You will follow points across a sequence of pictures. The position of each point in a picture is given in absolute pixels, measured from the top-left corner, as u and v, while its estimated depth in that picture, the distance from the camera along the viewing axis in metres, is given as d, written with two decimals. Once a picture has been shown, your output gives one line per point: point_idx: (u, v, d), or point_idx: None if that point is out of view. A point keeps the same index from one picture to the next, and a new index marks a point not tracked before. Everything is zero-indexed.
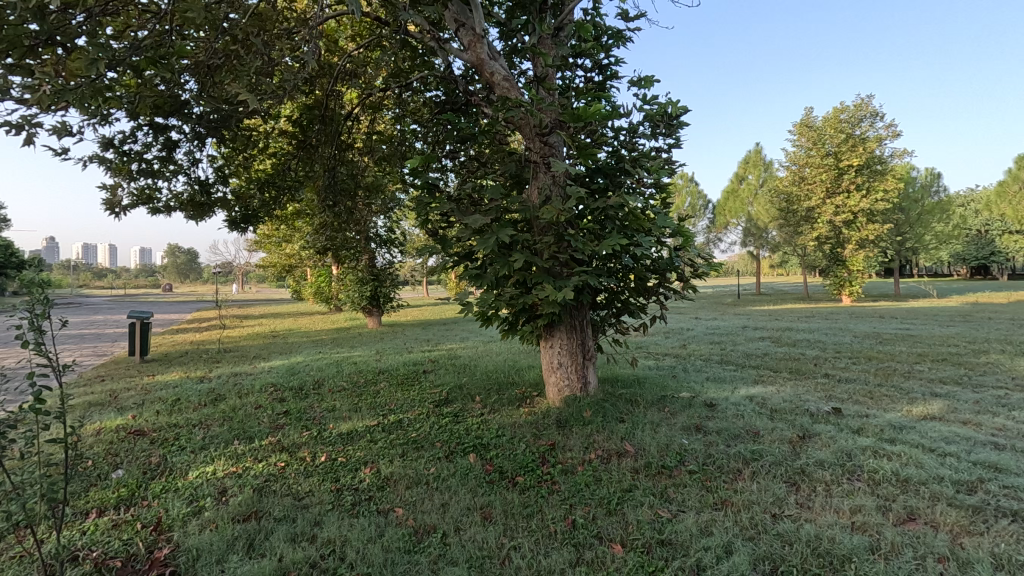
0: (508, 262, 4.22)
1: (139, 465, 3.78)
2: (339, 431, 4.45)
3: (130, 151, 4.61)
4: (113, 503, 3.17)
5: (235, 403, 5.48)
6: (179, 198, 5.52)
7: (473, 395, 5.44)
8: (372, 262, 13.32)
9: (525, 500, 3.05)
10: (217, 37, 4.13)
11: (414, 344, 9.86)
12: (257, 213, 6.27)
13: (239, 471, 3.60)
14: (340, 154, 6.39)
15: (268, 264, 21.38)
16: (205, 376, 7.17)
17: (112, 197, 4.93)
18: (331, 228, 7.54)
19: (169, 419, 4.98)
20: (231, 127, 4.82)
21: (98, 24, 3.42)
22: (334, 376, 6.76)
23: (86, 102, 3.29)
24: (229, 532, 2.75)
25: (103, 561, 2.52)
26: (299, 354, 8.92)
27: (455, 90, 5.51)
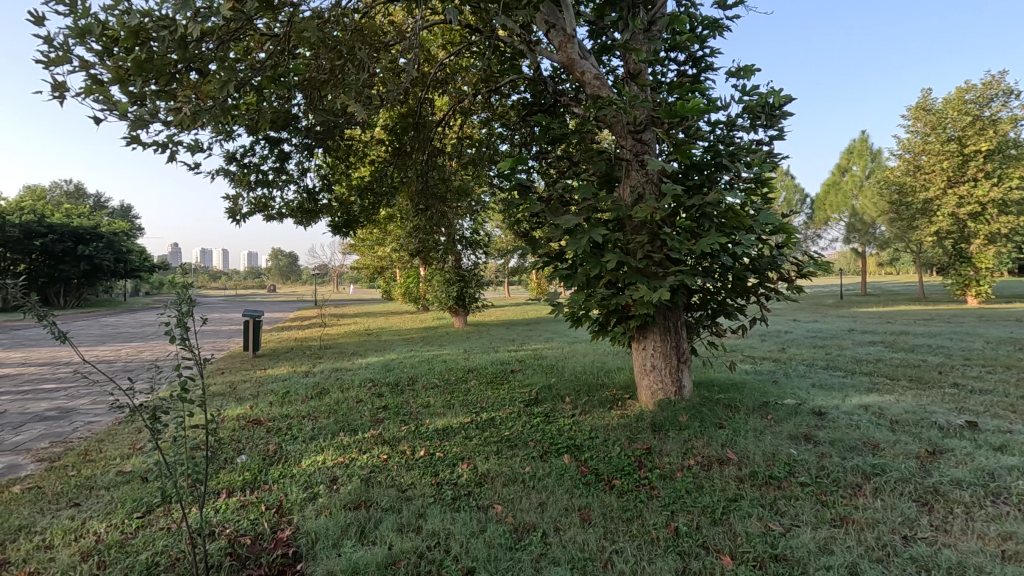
0: (601, 263, 4.17)
1: (259, 452, 4.12)
2: (434, 427, 4.61)
3: (249, 164, 5.03)
4: (240, 485, 3.48)
5: (338, 397, 5.83)
6: (289, 206, 5.96)
7: (562, 395, 5.44)
8: (458, 263, 13.69)
9: (624, 504, 2.99)
10: (325, 53, 4.41)
11: (500, 344, 9.99)
12: (357, 218, 6.63)
13: (346, 461, 3.83)
14: (432, 159, 6.62)
15: (361, 265, 22.60)
16: (310, 371, 7.70)
17: (234, 206, 5.40)
18: (423, 230, 7.83)
19: (282, 410, 5.40)
20: (334, 137, 5.13)
21: (227, 50, 3.76)
22: (426, 374, 7.01)
23: (217, 121, 3.63)
24: (342, 519, 2.92)
25: (235, 538, 2.78)
26: (393, 352, 9.32)
27: (543, 92, 5.53)
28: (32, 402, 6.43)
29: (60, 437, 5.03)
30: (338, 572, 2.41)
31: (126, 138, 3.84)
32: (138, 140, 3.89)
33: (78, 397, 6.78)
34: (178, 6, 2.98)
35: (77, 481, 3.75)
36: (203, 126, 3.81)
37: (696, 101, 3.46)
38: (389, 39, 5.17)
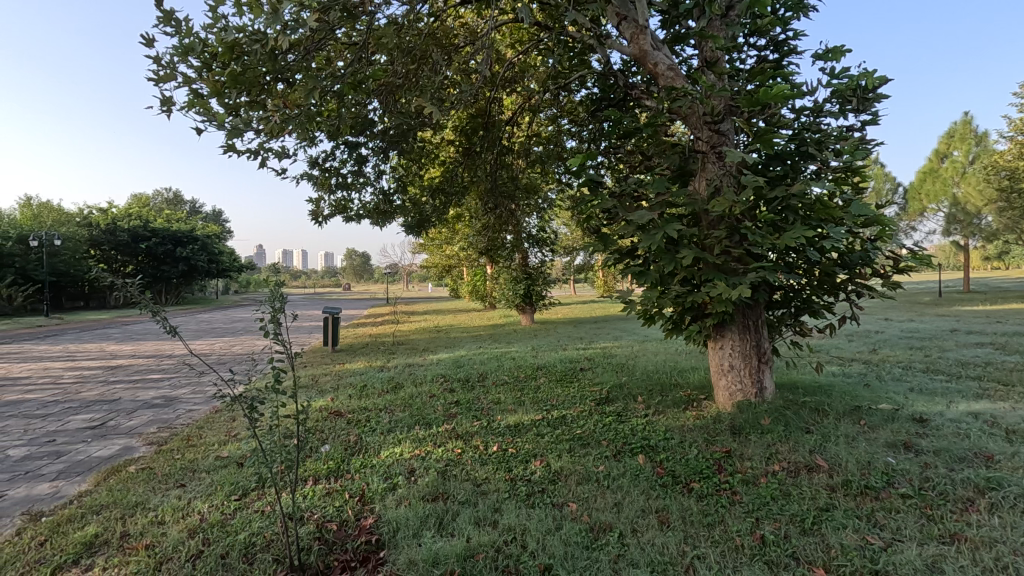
0: (676, 259, 4.05)
1: (341, 442, 4.32)
2: (506, 423, 4.65)
3: (330, 168, 5.27)
4: (325, 473, 3.67)
5: (412, 391, 6.02)
6: (366, 207, 6.20)
7: (634, 395, 5.33)
8: (525, 261, 13.74)
9: (705, 508, 2.89)
10: (401, 58, 4.54)
11: (568, 342, 9.94)
12: (429, 218, 6.81)
13: (422, 454, 3.95)
14: (501, 159, 6.68)
15: (431, 264, 23.20)
16: (385, 366, 7.99)
17: (316, 208, 5.68)
18: (491, 229, 7.91)
19: (361, 403, 5.64)
20: (408, 139, 5.27)
21: (310, 60, 3.96)
22: (497, 370, 7.09)
23: (302, 128, 3.83)
24: (421, 509, 3.00)
25: (323, 523, 2.92)
26: (463, 348, 9.51)
27: (614, 85, 5.43)
28: (142, 391, 7.08)
29: (166, 423, 5.52)
30: (419, 561, 2.49)
31: (223, 147, 4.13)
32: (233, 148, 4.18)
33: (180, 386, 7.40)
34: (269, 21, 3.17)
35: (182, 464, 4.08)
36: (289, 133, 4.03)
37: (780, 87, 3.28)
38: (460, 41, 5.26)
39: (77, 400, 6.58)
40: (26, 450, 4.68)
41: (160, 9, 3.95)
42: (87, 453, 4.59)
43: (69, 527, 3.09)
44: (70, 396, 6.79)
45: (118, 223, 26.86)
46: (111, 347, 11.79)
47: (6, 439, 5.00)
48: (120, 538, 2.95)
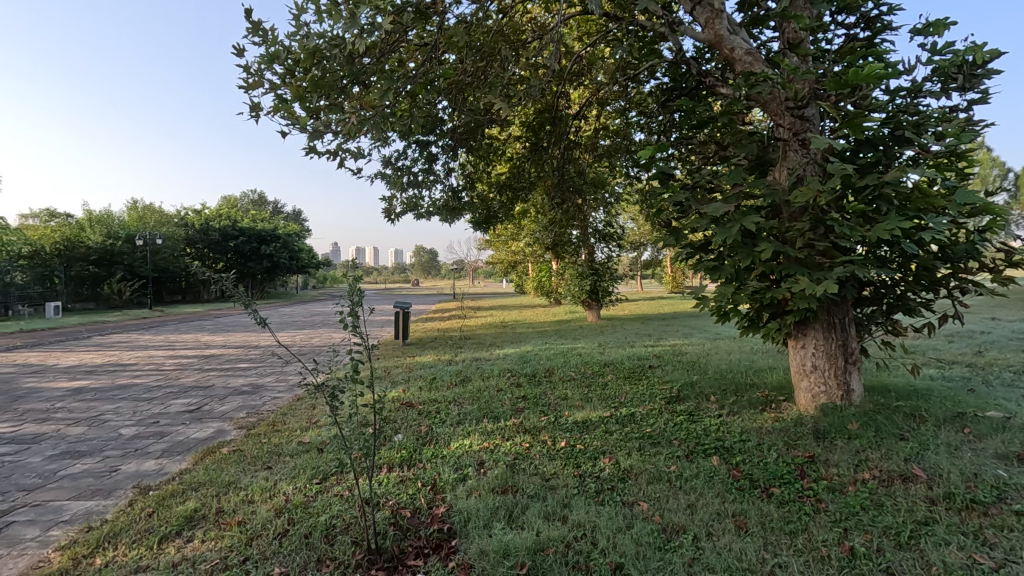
0: (754, 253, 3.85)
1: (413, 432, 4.45)
2: (573, 419, 4.63)
3: (402, 167, 5.42)
4: (399, 462, 3.80)
5: (480, 385, 6.11)
6: (436, 204, 6.35)
7: (707, 394, 5.14)
8: (591, 257, 13.61)
9: (786, 515, 2.74)
10: (470, 56, 4.60)
11: (636, 338, 9.74)
12: (497, 214, 6.87)
13: (490, 447, 4.00)
14: (568, 153, 6.63)
15: (497, 260, 23.50)
16: (453, 359, 8.17)
17: (389, 206, 5.88)
18: (558, 224, 7.89)
19: (431, 395, 5.80)
20: (476, 136, 5.34)
21: (384, 62, 4.08)
22: (563, 366, 7.08)
23: (377, 128, 3.96)
24: (492, 501, 3.05)
25: (397, 510, 3.03)
26: (529, 344, 9.55)
27: (687, 73, 5.24)
28: (232, 379, 7.63)
29: (254, 409, 5.92)
30: (490, 552, 2.53)
31: (305, 149, 4.38)
32: (314, 150, 4.41)
33: (265, 375, 7.90)
34: (346, 26, 3.31)
35: (269, 447, 4.36)
36: (365, 134, 4.19)
37: (873, 67, 3.04)
38: (526, 37, 5.26)
39: (177, 385, 7.19)
40: (135, 429, 5.16)
41: (249, 21, 4.23)
42: (186, 434, 5.01)
43: (173, 501, 3.38)
44: (171, 381, 7.43)
45: (210, 223, 29.08)
46: (205, 337, 12.81)
47: (119, 419, 5.54)
48: (216, 514, 3.20)
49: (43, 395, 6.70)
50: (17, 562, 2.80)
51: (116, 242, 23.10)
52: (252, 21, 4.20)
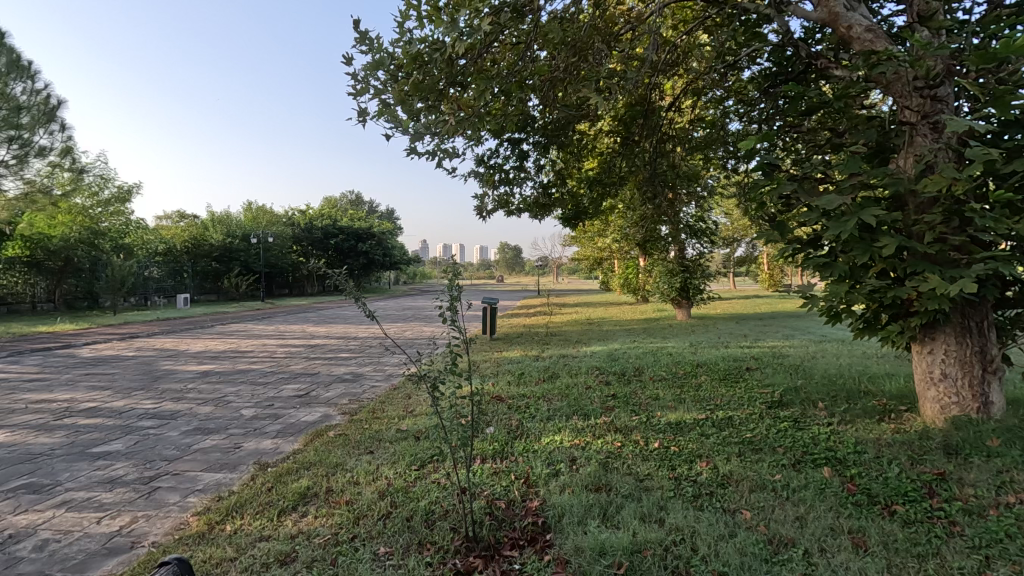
0: (874, 248, 3.52)
1: (504, 425, 4.53)
2: (666, 420, 4.50)
3: (495, 164, 5.51)
4: (491, 454, 3.88)
5: (569, 382, 6.11)
6: (527, 201, 6.41)
7: (814, 400, 4.79)
8: (682, 253, 13.14)
9: (913, 536, 2.50)
10: (564, 52, 4.58)
11: (730, 339, 9.29)
12: (586, 210, 6.82)
13: (582, 444, 3.98)
14: (660, 146, 6.42)
15: (583, 256, 23.37)
16: (540, 355, 8.22)
17: (481, 203, 6.00)
18: (649, 220, 7.68)
19: (520, 389, 5.87)
20: (567, 132, 5.31)
21: (480, 62, 4.16)
22: (653, 365, 6.89)
23: (471, 127, 4.06)
24: (585, 498, 3.04)
25: (492, 500, 3.10)
26: (617, 342, 9.39)
27: (795, 56, 4.89)
28: (335, 367, 8.17)
29: (355, 396, 6.30)
30: (586, 549, 2.52)
31: (407, 150, 4.59)
32: (415, 150, 4.63)
33: (364, 365, 8.39)
34: (447, 30, 3.42)
35: (371, 433, 4.62)
36: (461, 134, 4.31)
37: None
38: (620, 30, 5.16)
39: (288, 371, 7.82)
40: (254, 411, 5.67)
41: (357, 31, 4.52)
42: (297, 417, 5.44)
43: (288, 478, 3.68)
44: (283, 368, 8.09)
45: (314, 223, 31.31)
46: (310, 328, 13.80)
47: (240, 401, 6.12)
48: (326, 492, 3.44)
49: (178, 376, 7.55)
50: (163, 523, 3.18)
51: (234, 240, 25.48)
52: (360, 31, 4.46)
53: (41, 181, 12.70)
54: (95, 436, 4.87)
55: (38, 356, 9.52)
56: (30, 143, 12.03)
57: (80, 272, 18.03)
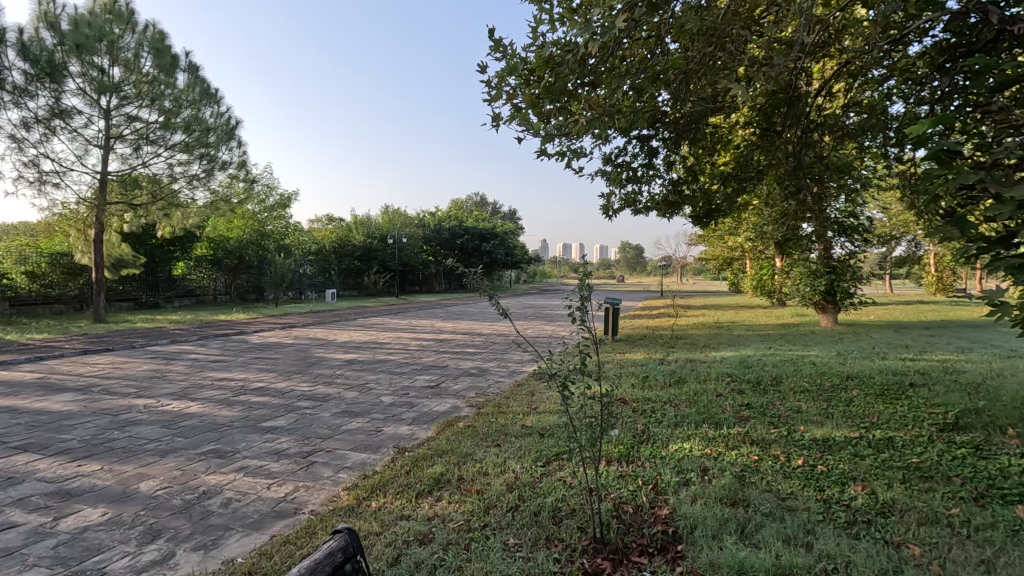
0: None
1: (629, 429, 4.44)
2: (810, 436, 4.11)
3: (622, 163, 5.41)
4: (617, 456, 3.83)
5: (697, 388, 5.82)
6: (654, 199, 6.22)
7: (1002, 426, 4.08)
8: (827, 253, 11.92)
9: None
10: (699, 42, 4.37)
11: (888, 350, 8.22)
12: (719, 208, 6.44)
13: (714, 455, 3.78)
14: (806, 136, 5.86)
15: (711, 256, 22.16)
16: (665, 359, 7.93)
17: (607, 203, 5.92)
18: (789, 217, 7.06)
19: (645, 393, 5.72)
20: (700, 126, 5.06)
21: (609, 60, 4.12)
22: (793, 375, 6.32)
23: (598, 127, 4.03)
24: (720, 512, 2.88)
25: (620, 503, 3.05)
26: (750, 348, 8.75)
27: (981, 23, 4.20)
28: (462, 361, 8.58)
29: (481, 390, 6.57)
30: (723, 566, 2.40)
31: (538, 152, 4.68)
32: (545, 151, 4.72)
33: (488, 360, 8.71)
34: (580, 32, 3.43)
35: (497, 427, 4.79)
36: (590, 134, 4.31)
37: None
38: (761, 14, 4.80)
39: (420, 364, 8.36)
40: (392, 398, 6.16)
41: (491, 40, 4.72)
42: (430, 406, 5.80)
43: (424, 463, 3.94)
44: (416, 360, 8.67)
45: (442, 224, 33.16)
46: (439, 323, 14.62)
47: (380, 388, 6.67)
48: (457, 480, 3.62)
49: (327, 363, 8.41)
50: (320, 494, 3.56)
51: (373, 240, 27.75)
52: (493, 39, 4.65)
53: (222, 191, 14.86)
54: (263, 412, 5.60)
55: (220, 340, 11.15)
56: (216, 158, 14.13)
57: (250, 268, 20.80)
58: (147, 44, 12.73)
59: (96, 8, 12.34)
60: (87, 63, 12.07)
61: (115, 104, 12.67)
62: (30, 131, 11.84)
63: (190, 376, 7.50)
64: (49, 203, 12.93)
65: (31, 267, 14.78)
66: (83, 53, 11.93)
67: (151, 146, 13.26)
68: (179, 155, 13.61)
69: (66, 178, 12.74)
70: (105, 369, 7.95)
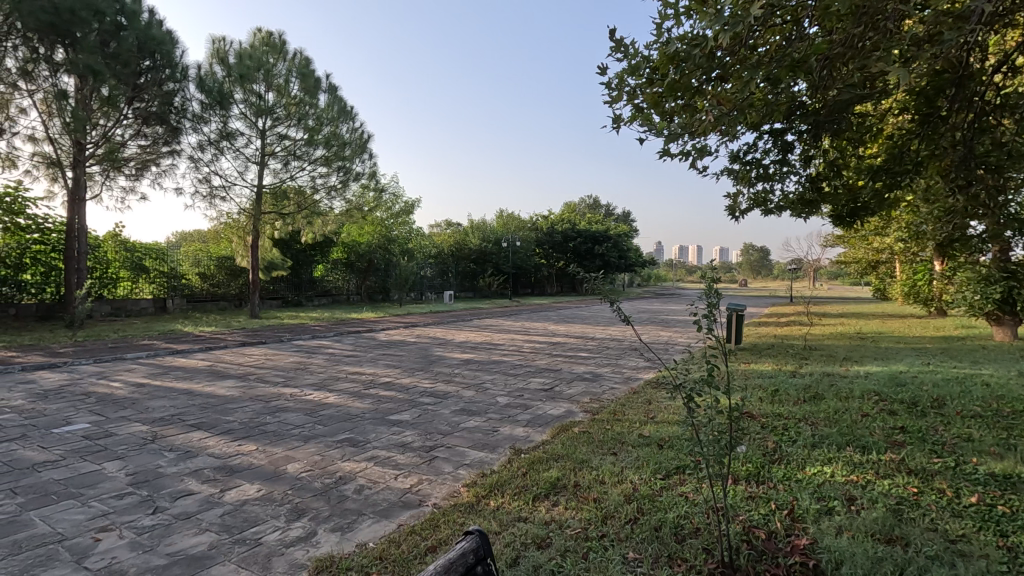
0: None
1: (759, 446, 4.13)
2: (985, 470, 3.52)
3: (752, 160, 5.04)
4: (745, 475, 3.57)
5: (837, 406, 5.25)
6: (789, 198, 5.75)
7: None
8: (1003, 255, 10.20)
9: None
10: (845, 24, 3.95)
11: None
12: (867, 206, 5.77)
13: (861, 483, 3.38)
14: (980, 120, 5.06)
15: (852, 258, 19.96)
16: (798, 371, 7.27)
17: (733, 203, 5.56)
18: (956, 215, 6.12)
19: (774, 408, 5.28)
20: (846, 117, 4.56)
21: (739, 51, 3.86)
22: (960, 397, 5.46)
23: (726, 122, 3.79)
24: (872, 549, 2.56)
25: (750, 527, 2.83)
26: (902, 363, 7.72)
27: None
28: (576, 365, 8.54)
29: (596, 396, 6.48)
30: None
31: (660, 151, 4.54)
32: (667, 151, 4.58)
33: (603, 365, 8.58)
34: (710, 23, 3.24)
35: (613, 434, 4.68)
36: (716, 131, 4.07)
37: None
38: None
39: (534, 366, 8.45)
40: (507, 399, 6.29)
41: (612, 40, 4.66)
42: (545, 409, 5.84)
43: (541, 466, 3.96)
44: (530, 362, 8.78)
45: (555, 227, 33.38)
46: (552, 326, 14.70)
47: (496, 389, 6.85)
48: (574, 486, 3.59)
49: (447, 362, 8.81)
50: (441, 489, 3.71)
51: (488, 243, 28.67)
52: (614, 39, 4.57)
53: (355, 201, 16.11)
54: (390, 406, 5.99)
55: (352, 337, 12.16)
56: (351, 170, 15.42)
57: (378, 270, 22.43)
58: (295, 69, 14.25)
59: (256, 42, 14.10)
60: (248, 91, 13.81)
61: (269, 126, 14.36)
62: (204, 152, 13.78)
63: (327, 369, 8.25)
64: (217, 213, 14.94)
65: (203, 269, 17.22)
66: (245, 82, 13.70)
67: (298, 161, 14.83)
68: (320, 168, 15.06)
69: (230, 192, 14.64)
70: (259, 359, 9.02)
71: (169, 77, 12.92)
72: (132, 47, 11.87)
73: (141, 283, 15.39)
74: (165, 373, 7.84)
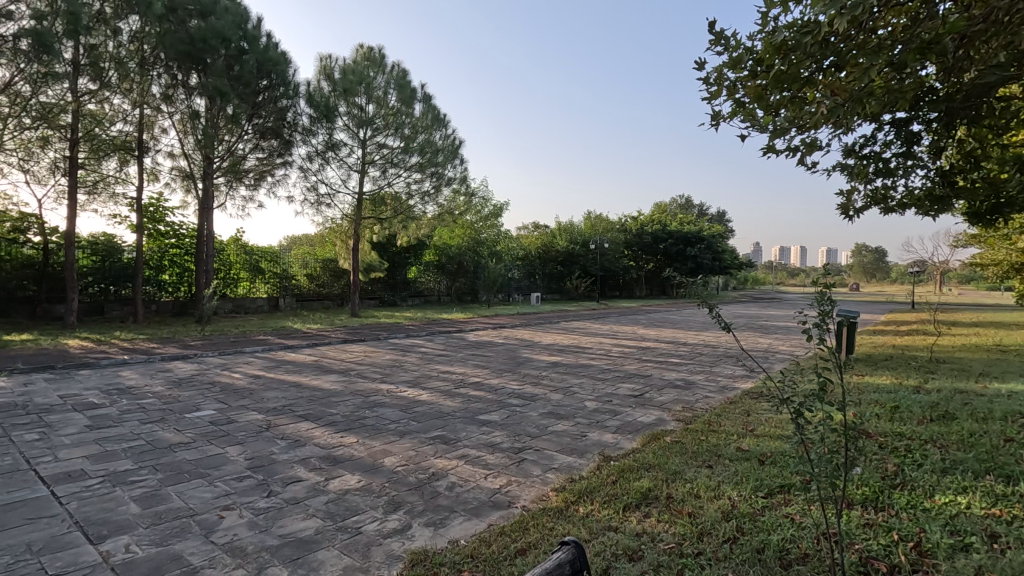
0: None
1: (876, 468, 3.75)
2: None
3: (870, 153, 4.60)
4: (860, 500, 3.26)
5: (973, 428, 4.65)
6: (913, 195, 5.19)
7: None
8: None
9: None
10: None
11: None
12: (1012, 202, 5.07)
13: (1006, 518, 2.96)
14: None
15: (990, 260, 17.62)
16: (922, 387, 6.53)
17: (847, 201, 5.11)
18: None
19: (895, 427, 4.78)
20: (987, 102, 4.03)
21: (858, 35, 3.52)
22: None
23: (838, 113, 3.49)
24: None
25: (868, 559, 2.58)
26: None
27: None
28: (667, 372, 8.24)
29: (689, 404, 6.22)
30: None
31: (764, 147, 4.27)
32: (772, 148, 4.32)
33: (696, 372, 8.21)
34: (824, 7, 2.98)
35: (709, 446, 4.47)
36: (828, 124, 3.76)
37: None
38: None
39: (623, 371, 8.27)
40: (596, 404, 6.20)
41: (711, 33, 4.44)
42: (635, 416, 5.69)
43: (631, 475, 3.86)
44: (619, 367, 8.60)
45: (644, 228, 32.54)
46: (641, 330, 14.32)
47: (583, 393, 6.78)
48: (667, 498, 3.46)
49: (534, 364, 8.85)
50: (530, 491, 3.73)
51: (575, 245, 28.53)
52: (714, 32, 4.36)
53: (447, 205, 16.65)
54: (480, 406, 6.11)
55: (443, 337, 12.58)
56: (443, 175, 15.96)
57: (468, 272, 23.03)
58: (393, 81, 14.99)
59: (358, 57, 15.02)
60: (351, 104, 14.72)
61: (369, 136, 15.21)
62: (312, 162, 14.87)
63: (420, 367, 8.60)
64: (323, 219, 16.06)
65: (311, 270, 18.61)
66: (349, 96, 14.61)
67: (395, 169, 15.59)
68: (415, 175, 15.73)
69: (335, 199, 15.70)
70: (359, 356, 9.58)
71: (283, 94, 14.06)
72: (252, 69, 13.13)
73: (258, 283, 16.90)
74: (278, 366, 8.56)
